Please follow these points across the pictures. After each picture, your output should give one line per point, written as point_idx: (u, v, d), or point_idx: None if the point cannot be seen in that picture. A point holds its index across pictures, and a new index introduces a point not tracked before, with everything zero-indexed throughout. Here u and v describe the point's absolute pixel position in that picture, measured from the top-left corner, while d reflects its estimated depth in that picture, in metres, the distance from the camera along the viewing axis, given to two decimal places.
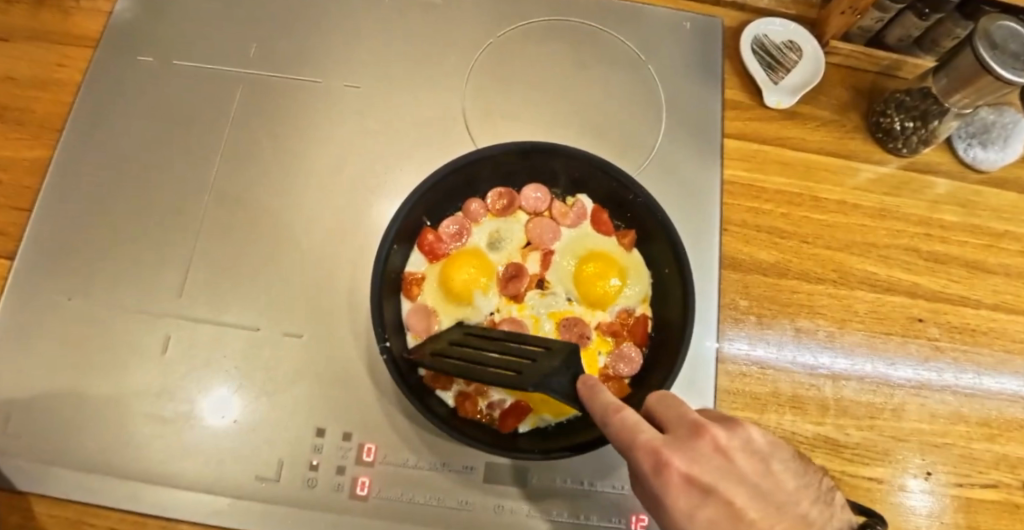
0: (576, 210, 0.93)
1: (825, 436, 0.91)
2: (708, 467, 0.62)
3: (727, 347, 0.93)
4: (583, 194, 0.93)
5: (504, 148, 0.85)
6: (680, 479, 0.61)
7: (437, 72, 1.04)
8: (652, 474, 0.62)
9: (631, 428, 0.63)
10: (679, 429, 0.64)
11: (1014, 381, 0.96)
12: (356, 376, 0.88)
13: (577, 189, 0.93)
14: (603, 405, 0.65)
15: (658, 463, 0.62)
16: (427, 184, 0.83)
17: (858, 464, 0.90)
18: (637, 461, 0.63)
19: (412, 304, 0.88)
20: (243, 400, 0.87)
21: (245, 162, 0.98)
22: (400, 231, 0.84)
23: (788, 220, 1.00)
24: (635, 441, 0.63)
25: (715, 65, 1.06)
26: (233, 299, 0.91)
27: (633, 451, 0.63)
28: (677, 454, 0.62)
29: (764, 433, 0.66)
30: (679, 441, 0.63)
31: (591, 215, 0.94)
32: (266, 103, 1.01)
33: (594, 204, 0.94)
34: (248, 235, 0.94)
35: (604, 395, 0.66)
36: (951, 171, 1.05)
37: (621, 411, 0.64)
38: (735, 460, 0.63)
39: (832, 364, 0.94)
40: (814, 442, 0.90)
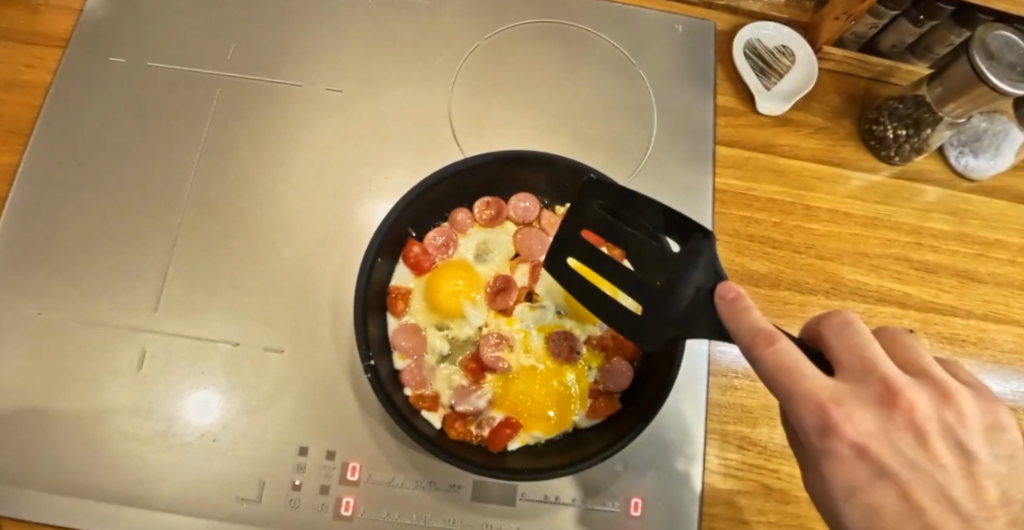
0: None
1: None
2: (893, 436, 0.56)
3: (719, 350, 0.92)
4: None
5: (491, 157, 0.82)
6: (857, 446, 0.55)
7: (423, 75, 1.01)
8: (821, 435, 0.56)
9: (790, 371, 0.56)
10: (872, 383, 0.57)
11: (1004, 392, 0.95)
12: (340, 392, 0.86)
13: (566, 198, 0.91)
14: (752, 334, 0.59)
15: (827, 421, 0.56)
16: (411, 196, 0.80)
17: None
18: (804, 414, 0.57)
19: (397, 319, 0.86)
20: (224, 418, 0.84)
21: (224, 170, 0.94)
22: (383, 245, 0.81)
23: (780, 230, 0.98)
24: (800, 390, 0.56)
25: (708, 70, 1.04)
26: (212, 313, 0.88)
27: (796, 402, 0.57)
28: (860, 416, 0.56)
29: (973, 407, 0.59)
30: (865, 398, 0.57)
31: None
32: (246, 107, 0.97)
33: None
34: (227, 245, 0.91)
35: (753, 316, 0.60)
36: (942, 179, 1.05)
37: (775, 345, 0.57)
38: (940, 436, 0.57)
39: None
40: None
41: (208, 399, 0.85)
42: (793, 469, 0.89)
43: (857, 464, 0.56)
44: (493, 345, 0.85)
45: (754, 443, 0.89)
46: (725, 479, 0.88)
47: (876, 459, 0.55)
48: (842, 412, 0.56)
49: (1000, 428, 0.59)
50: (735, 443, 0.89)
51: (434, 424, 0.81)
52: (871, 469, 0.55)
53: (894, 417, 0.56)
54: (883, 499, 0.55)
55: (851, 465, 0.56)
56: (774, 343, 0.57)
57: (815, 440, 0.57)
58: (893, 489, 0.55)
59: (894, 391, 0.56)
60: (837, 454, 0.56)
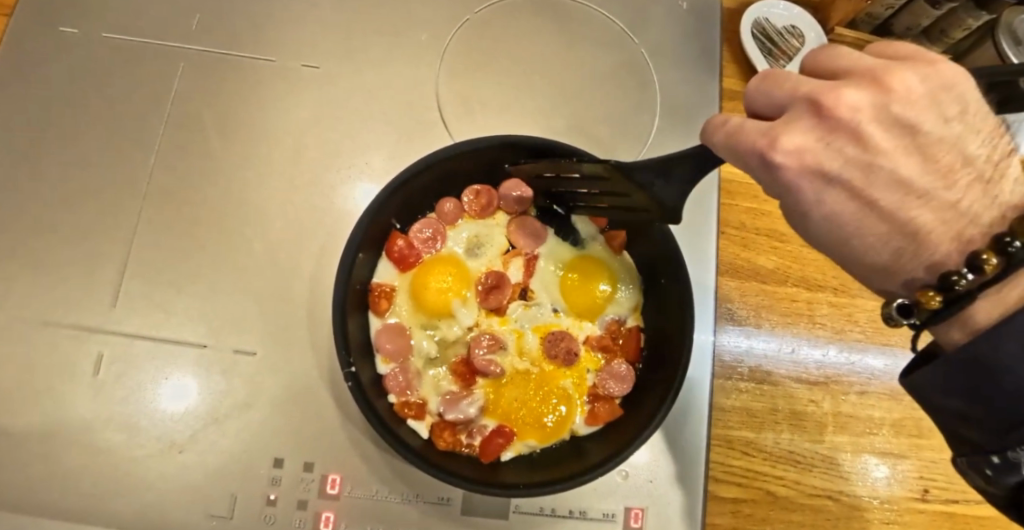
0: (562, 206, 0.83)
1: (824, 455, 0.85)
2: (831, 147, 0.57)
3: (725, 343, 0.88)
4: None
5: (484, 142, 0.74)
6: (796, 164, 0.57)
7: (408, 52, 0.92)
8: (761, 169, 0.58)
9: (730, 137, 0.58)
10: (800, 105, 0.58)
11: None
12: (318, 398, 0.79)
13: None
14: (710, 131, 0.60)
15: (764, 159, 0.57)
16: (391, 186, 0.72)
17: (856, 482, 0.85)
18: (745, 161, 0.58)
19: (380, 320, 0.79)
20: (191, 427, 0.77)
21: (188, 153, 0.86)
22: (365, 239, 0.74)
23: (788, 223, 0.93)
24: (738, 146, 0.58)
25: (714, 49, 0.97)
26: (176, 312, 0.80)
27: (740, 159, 0.58)
28: (793, 136, 0.57)
29: (914, 86, 0.58)
30: (801, 121, 0.57)
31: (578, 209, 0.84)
32: (212, 84, 0.88)
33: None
34: (192, 237, 0.83)
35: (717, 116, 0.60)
36: None
37: (726, 121, 0.59)
38: (877, 127, 0.57)
39: (834, 375, 0.88)
40: (812, 461, 0.85)
41: (173, 408, 0.78)
42: (798, 475, 0.84)
43: (806, 181, 0.57)
44: (485, 346, 0.79)
45: (759, 448, 0.85)
46: (728, 487, 0.83)
47: (816, 168, 0.57)
48: (776, 143, 0.57)
49: (944, 86, 0.58)
50: (740, 448, 0.85)
51: (421, 434, 0.75)
52: (816, 181, 0.57)
53: (825, 127, 0.57)
54: (845, 206, 0.58)
55: (799, 182, 0.57)
56: (719, 129, 0.59)
57: (761, 175, 0.58)
58: (853, 198, 0.58)
59: (819, 102, 0.57)
60: (783, 181, 0.58)
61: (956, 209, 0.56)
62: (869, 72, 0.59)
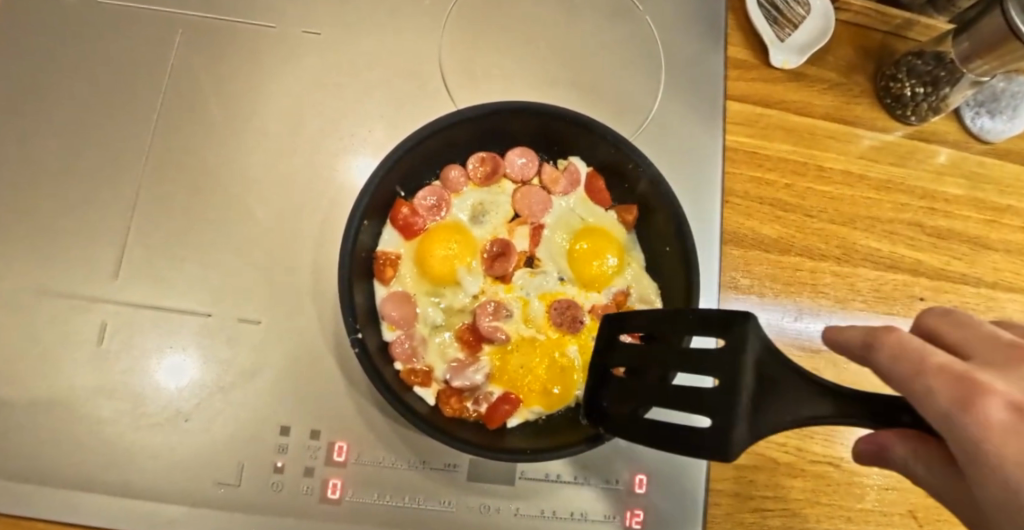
0: (569, 175, 0.83)
1: (824, 422, 0.86)
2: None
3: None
4: (574, 155, 0.83)
5: (490, 107, 0.73)
6: (1017, 420, 0.39)
7: (409, 18, 0.91)
8: (963, 414, 0.41)
9: (904, 354, 0.44)
10: (995, 351, 0.45)
11: None
12: (323, 367, 0.79)
13: (566, 150, 0.82)
14: (859, 339, 0.48)
15: (965, 395, 0.41)
16: (396, 151, 0.71)
17: (856, 449, 0.86)
18: (928, 395, 0.42)
19: (385, 287, 0.78)
20: (197, 397, 0.77)
21: (188, 122, 0.84)
22: (371, 205, 0.73)
23: (791, 192, 0.92)
24: (917, 371, 0.43)
25: (717, 19, 0.96)
26: (179, 282, 0.80)
27: (922, 388, 0.42)
28: (1009, 385, 0.41)
29: None
30: (1004, 367, 0.43)
31: (585, 182, 0.83)
32: (211, 51, 0.87)
33: (588, 168, 0.83)
34: (193, 207, 0.82)
35: (858, 327, 0.49)
36: (956, 140, 0.98)
37: (893, 331, 0.47)
38: None
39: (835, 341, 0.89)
40: (813, 428, 0.86)
41: (179, 375, 0.78)
42: (799, 442, 0.85)
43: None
44: (490, 314, 0.79)
45: None
46: None
47: None
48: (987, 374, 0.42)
49: None
50: None
51: (428, 401, 0.75)
52: None
53: None
54: None
55: (1012, 444, 0.39)
56: (862, 334, 0.48)
57: (951, 426, 0.41)
58: None
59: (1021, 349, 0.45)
60: (992, 428, 0.40)
61: None
62: None
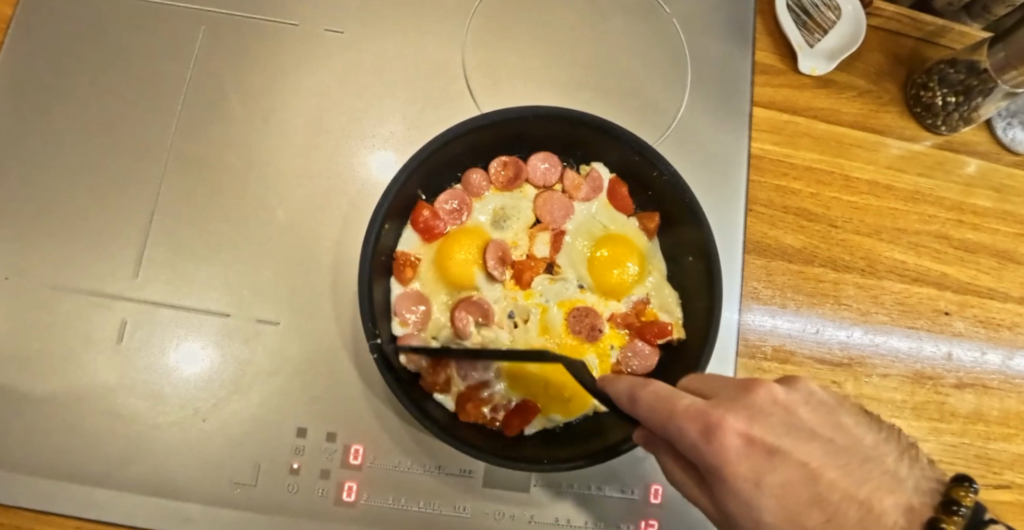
0: (591, 182, 0.81)
1: None
2: (770, 424, 0.53)
3: (751, 321, 0.87)
4: (598, 161, 0.82)
5: (522, 112, 0.73)
6: (743, 444, 0.51)
7: (433, 15, 0.90)
8: (705, 442, 0.51)
9: (661, 402, 0.53)
10: (732, 393, 0.55)
11: None
12: (340, 369, 0.79)
13: (590, 156, 0.81)
14: (626, 386, 0.56)
15: (708, 428, 0.51)
16: (419, 154, 0.71)
17: None
18: (681, 433, 0.52)
19: (404, 290, 0.77)
20: (213, 396, 0.78)
21: (209, 120, 0.84)
22: (392, 209, 0.73)
23: (816, 201, 0.91)
24: (671, 415, 0.53)
25: (746, 23, 0.94)
26: (198, 281, 0.80)
27: (675, 424, 0.52)
28: (739, 417, 0.52)
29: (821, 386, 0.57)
30: (732, 400, 0.54)
31: (608, 188, 0.82)
32: (234, 48, 0.86)
33: (611, 175, 0.82)
34: (212, 205, 0.82)
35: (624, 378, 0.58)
36: (986, 151, 0.96)
37: (649, 384, 0.55)
38: (806, 409, 0.55)
39: (856, 343, 0.88)
40: None
41: (194, 361, 0.78)
42: None
43: (751, 455, 0.51)
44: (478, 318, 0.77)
45: None
46: None
47: (762, 440, 0.52)
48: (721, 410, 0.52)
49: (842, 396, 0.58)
50: None
51: (448, 408, 0.74)
52: (765, 454, 0.51)
53: (756, 411, 0.53)
54: (794, 477, 0.51)
55: (742, 460, 0.51)
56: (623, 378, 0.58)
57: (704, 449, 0.51)
58: (798, 467, 0.51)
59: (750, 386, 0.55)
60: (728, 449, 0.51)
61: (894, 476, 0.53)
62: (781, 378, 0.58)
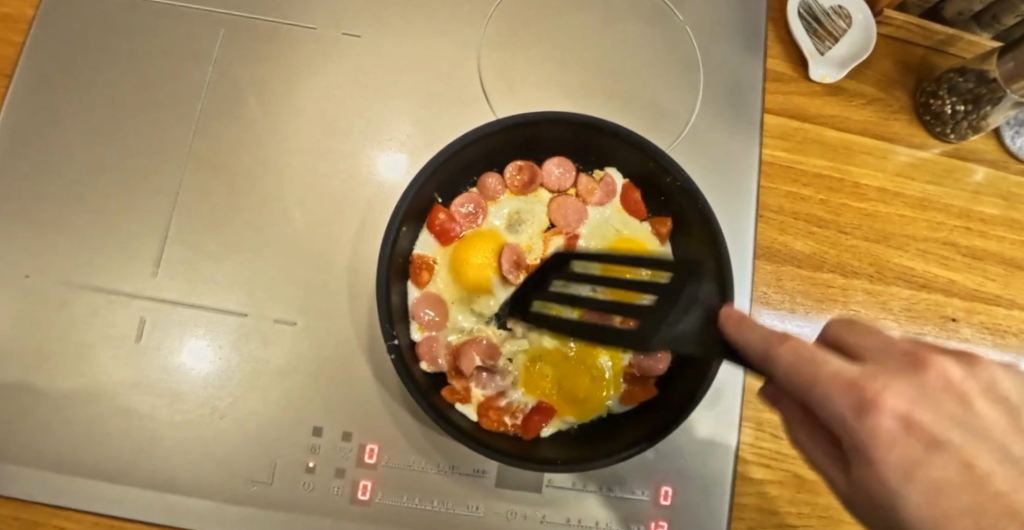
0: (604, 187, 0.83)
1: None
2: (939, 411, 0.50)
3: None
4: (612, 166, 0.83)
5: (541, 117, 0.74)
6: (899, 426, 0.49)
7: (450, 20, 0.91)
8: (855, 418, 0.50)
9: (801, 363, 0.52)
10: (894, 362, 0.52)
11: None
12: (356, 369, 0.80)
13: (604, 161, 0.82)
14: (764, 339, 0.56)
15: (860, 404, 0.50)
16: (439, 157, 0.72)
17: None
18: (828, 404, 0.51)
19: (420, 291, 0.78)
20: (230, 394, 0.79)
21: (227, 122, 0.85)
22: (410, 212, 0.74)
23: (826, 207, 0.92)
24: (814, 380, 0.52)
25: (758, 31, 0.95)
26: (215, 280, 0.81)
27: (824, 394, 0.51)
28: (900, 396, 0.50)
29: (1006, 372, 0.53)
30: (907, 374, 0.51)
31: (620, 194, 0.84)
32: (253, 51, 0.87)
33: (626, 179, 0.83)
34: (231, 205, 0.83)
35: (754, 330, 0.57)
36: (994, 159, 0.97)
37: (786, 341, 0.54)
38: (984, 402, 0.51)
39: None
40: None
41: (201, 360, 0.79)
42: None
43: (909, 442, 0.49)
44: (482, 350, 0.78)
45: None
46: (755, 469, 0.83)
47: (927, 430, 0.49)
48: (881, 387, 0.50)
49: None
50: (770, 431, 0.84)
51: (471, 417, 0.74)
52: (924, 444, 0.49)
53: (925, 395, 0.51)
54: (957, 473, 0.48)
55: (892, 444, 0.49)
56: (755, 329, 0.57)
57: (851, 424, 0.50)
58: (961, 462, 0.48)
59: (916, 360, 0.52)
60: (881, 431, 0.49)
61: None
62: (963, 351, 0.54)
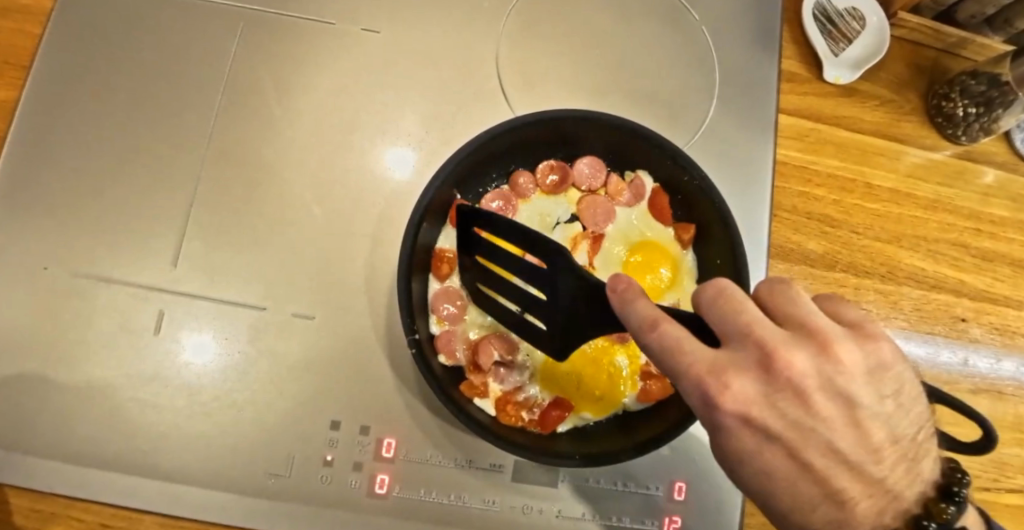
0: (633, 189, 0.83)
1: None
2: (787, 408, 0.51)
3: None
4: (642, 170, 0.83)
5: (586, 118, 0.75)
6: (740, 423, 0.51)
7: (467, 16, 0.91)
8: (703, 410, 0.51)
9: (666, 352, 0.52)
10: (749, 355, 0.51)
11: None
12: (375, 364, 0.80)
13: (636, 164, 0.83)
14: (636, 316, 0.53)
15: (707, 403, 0.51)
16: (476, 141, 0.73)
17: None
18: (684, 390, 0.52)
19: (442, 284, 0.79)
20: (248, 386, 0.79)
21: (245, 116, 0.85)
22: (433, 204, 0.74)
23: (838, 208, 0.93)
24: (674, 369, 0.51)
25: (772, 31, 0.96)
26: (234, 274, 0.81)
27: (677, 379, 0.52)
28: (745, 394, 0.50)
29: (860, 352, 0.52)
30: (760, 367, 0.50)
31: (649, 197, 0.84)
32: (272, 44, 0.87)
33: (655, 184, 0.83)
34: (249, 200, 0.83)
35: (639, 302, 0.53)
36: (1005, 162, 0.98)
37: (656, 328, 0.52)
38: (823, 395, 0.51)
39: None
40: None
41: (202, 354, 0.79)
42: None
43: (743, 433, 0.51)
44: (501, 347, 0.77)
45: None
46: None
47: (761, 427, 0.51)
48: (726, 391, 0.50)
49: (893, 367, 0.53)
50: None
51: (488, 411, 0.75)
52: (758, 438, 0.51)
53: (772, 386, 0.50)
54: (786, 463, 0.52)
55: (738, 437, 0.51)
56: (631, 302, 0.53)
57: (699, 414, 0.52)
58: (790, 455, 0.51)
59: (768, 356, 0.50)
60: (723, 427, 0.51)
61: (882, 484, 0.52)
62: (823, 333, 0.52)
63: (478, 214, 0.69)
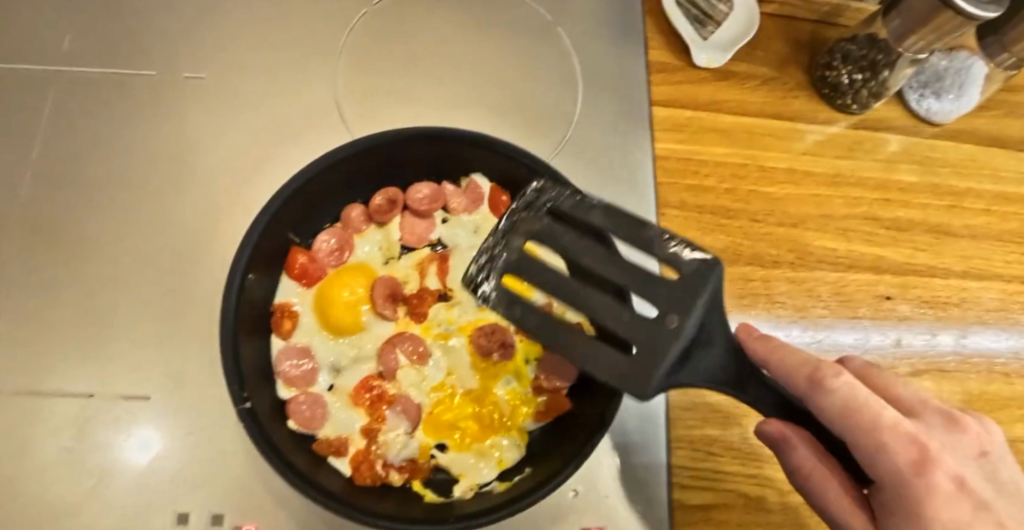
0: (470, 193, 0.75)
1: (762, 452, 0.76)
2: (913, 419, 0.52)
3: None
4: (477, 172, 0.75)
5: (415, 135, 0.68)
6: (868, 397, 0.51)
7: (304, 50, 0.84)
8: (815, 389, 0.52)
9: (785, 351, 0.56)
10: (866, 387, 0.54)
11: (995, 342, 0.86)
12: (224, 442, 0.70)
13: (467, 168, 0.75)
14: (785, 352, 0.55)
15: (816, 376, 0.53)
16: (295, 181, 0.65)
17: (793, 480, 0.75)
18: (790, 371, 0.55)
19: (286, 342, 0.70)
20: (73, 493, 0.67)
21: (65, 186, 0.77)
22: (259, 254, 0.66)
23: (733, 197, 0.85)
24: (783, 359, 0.55)
25: (634, 25, 0.91)
26: (54, 363, 0.71)
27: (787, 370, 0.54)
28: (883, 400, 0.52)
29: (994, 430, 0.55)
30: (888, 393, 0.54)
31: (488, 197, 0.76)
32: (86, 106, 0.80)
33: (491, 183, 0.76)
34: (71, 276, 0.74)
35: (779, 339, 0.57)
36: (904, 126, 0.92)
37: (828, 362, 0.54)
38: (952, 427, 0.53)
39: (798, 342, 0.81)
40: (750, 457, 0.75)
41: (145, 450, 0.69)
42: (771, 470, 0.75)
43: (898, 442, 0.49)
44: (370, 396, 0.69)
45: (726, 447, 0.75)
46: (694, 493, 0.74)
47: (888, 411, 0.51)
48: (839, 373, 0.52)
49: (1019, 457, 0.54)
50: (703, 449, 0.75)
51: (343, 473, 0.66)
52: (895, 424, 0.50)
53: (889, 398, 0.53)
54: (906, 450, 0.49)
55: (875, 410, 0.50)
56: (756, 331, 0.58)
57: (810, 399, 0.53)
58: (912, 443, 0.49)
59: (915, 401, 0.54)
60: (850, 406, 0.51)
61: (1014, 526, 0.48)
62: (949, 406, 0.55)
63: (532, 201, 0.64)
